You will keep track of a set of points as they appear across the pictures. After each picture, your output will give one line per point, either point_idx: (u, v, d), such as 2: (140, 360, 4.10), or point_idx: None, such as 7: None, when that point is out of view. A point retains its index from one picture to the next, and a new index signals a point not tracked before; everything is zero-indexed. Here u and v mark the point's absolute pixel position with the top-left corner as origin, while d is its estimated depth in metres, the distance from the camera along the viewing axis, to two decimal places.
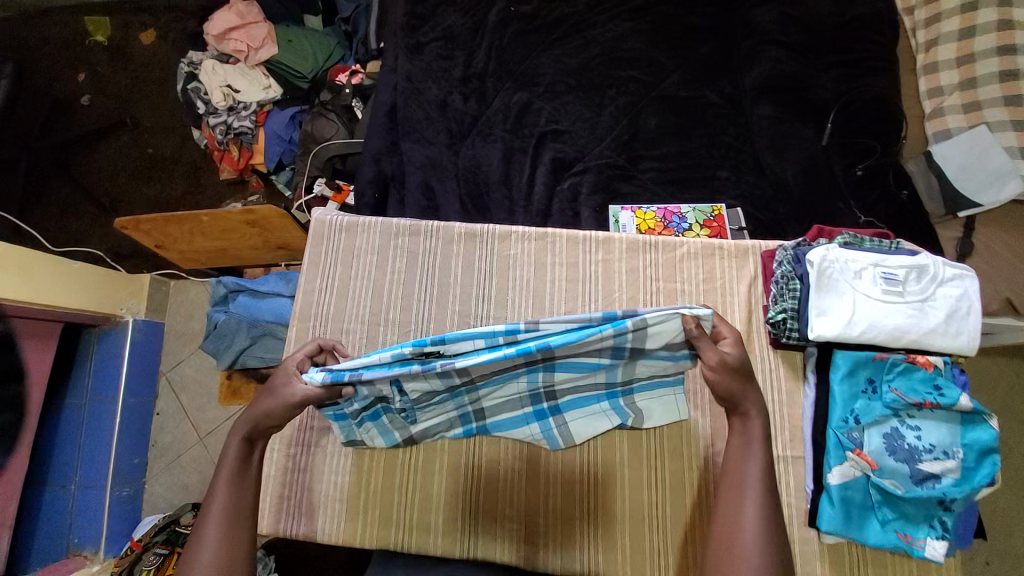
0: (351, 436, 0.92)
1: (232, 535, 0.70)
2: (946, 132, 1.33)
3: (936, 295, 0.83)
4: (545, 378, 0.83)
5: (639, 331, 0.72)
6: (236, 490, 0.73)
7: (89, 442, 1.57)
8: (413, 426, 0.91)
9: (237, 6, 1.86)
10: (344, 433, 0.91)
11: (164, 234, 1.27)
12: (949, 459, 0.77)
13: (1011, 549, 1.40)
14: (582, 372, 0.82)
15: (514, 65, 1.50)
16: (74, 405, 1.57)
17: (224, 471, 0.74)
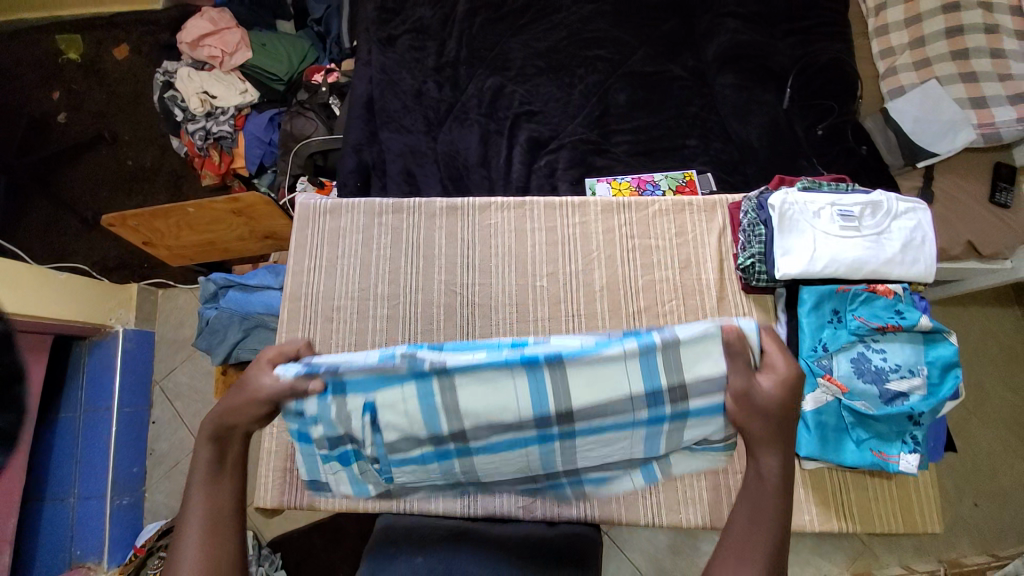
0: (313, 477, 0.69)
1: (216, 547, 0.59)
2: (900, 89, 1.39)
3: (891, 228, 0.89)
4: (562, 443, 0.66)
5: (670, 353, 0.59)
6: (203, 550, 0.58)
7: (86, 453, 1.57)
8: (392, 483, 0.72)
9: (209, 13, 1.89)
10: (306, 469, 0.69)
11: (151, 229, 1.29)
12: (914, 376, 0.82)
13: (994, 485, 1.46)
14: (613, 433, 0.64)
15: (485, 52, 1.54)
16: (69, 417, 1.58)
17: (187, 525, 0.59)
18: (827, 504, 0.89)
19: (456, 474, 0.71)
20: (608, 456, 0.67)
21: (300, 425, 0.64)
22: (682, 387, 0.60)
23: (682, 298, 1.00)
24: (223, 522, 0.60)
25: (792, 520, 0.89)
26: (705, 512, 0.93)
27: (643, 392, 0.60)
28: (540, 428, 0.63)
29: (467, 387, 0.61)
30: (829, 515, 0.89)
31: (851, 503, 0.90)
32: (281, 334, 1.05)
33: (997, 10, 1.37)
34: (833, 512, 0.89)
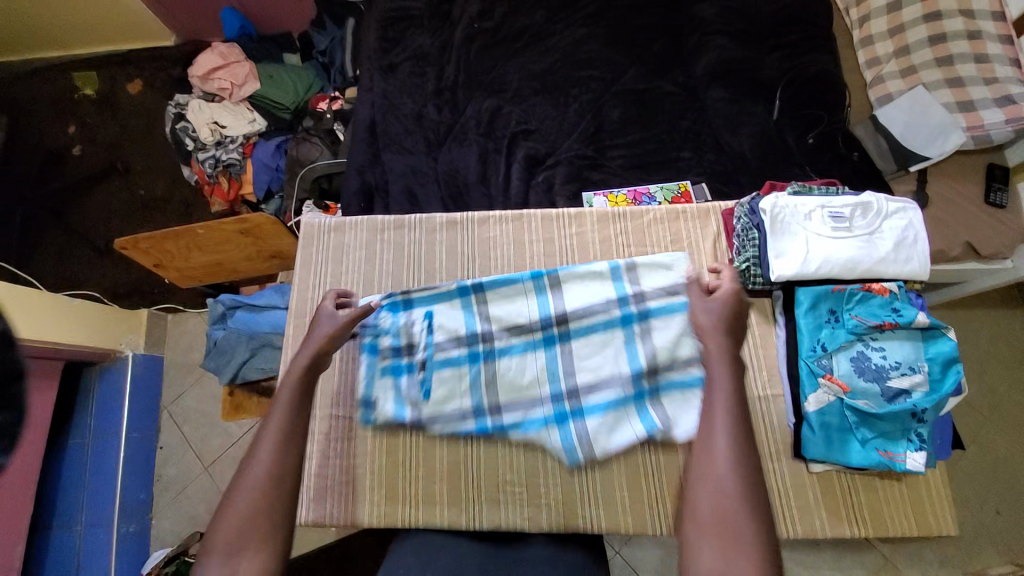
0: (367, 393, 1.00)
1: (281, 454, 0.66)
2: (888, 96, 1.42)
3: (882, 228, 0.90)
4: (562, 348, 1.00)
5: (634, 273, 1.02)
6: (268, 467, 0.65)
7: (94, 482, 1.57)
8: (426, 404, 0.99)
9: (219, 47, 1.99)
10: (363, 386, 1.00)
11: (162, 252, 1.33)
12: (915, 373, 0.82)
13: (1018, 495, 1.42)
14: (599, 337, 0.99)
15: (482, 75, 1.60)
16: (77, 446, 1.58)
17: (259, 447, 0.67)
18: (836, 509, 0.89)
19: (481, 390, 0.98)
20: (602, 373, 0.98)
21: (374, 336, 1.03)
22: (643, 291, 1.01)
23: None
24: (289, 448, 0.67)
25: (801, 526, 0.89)
26: None
27: (615, 294, 1.01)
28: (544, 331, 1.00)
29: (496, 303, 1.02)
30: (838, 520, 0.89)
31: (861, 507, 0.89)
32: (287, 351, 1.07)
33: (978, 17, 1.41)
34: (842, 517, 0.89)
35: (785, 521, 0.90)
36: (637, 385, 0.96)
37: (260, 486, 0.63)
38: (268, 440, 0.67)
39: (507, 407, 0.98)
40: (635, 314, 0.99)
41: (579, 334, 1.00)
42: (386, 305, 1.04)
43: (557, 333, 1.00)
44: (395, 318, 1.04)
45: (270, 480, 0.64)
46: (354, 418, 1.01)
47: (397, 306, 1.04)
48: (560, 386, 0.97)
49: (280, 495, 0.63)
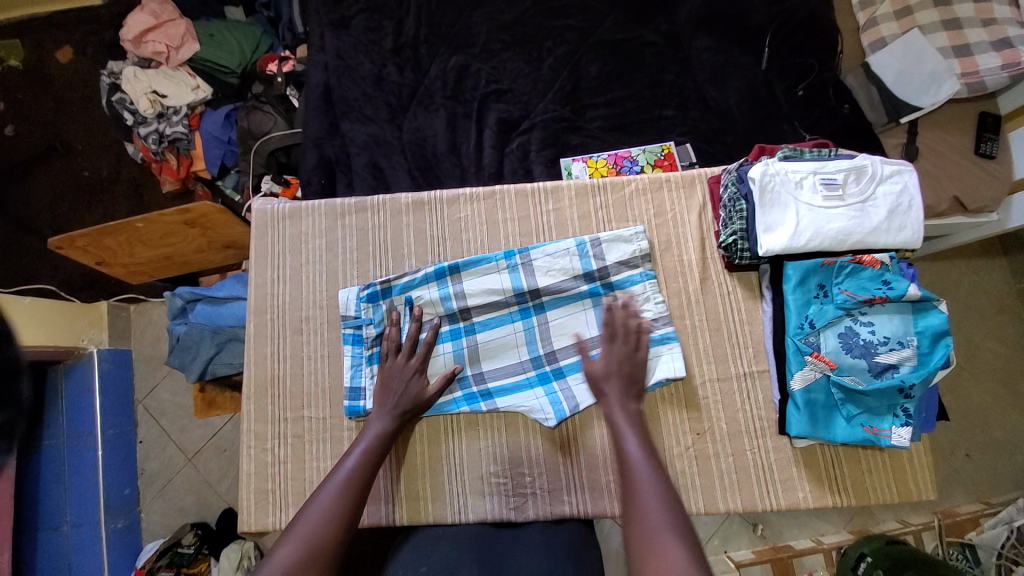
0: (354, 382, 0.95)
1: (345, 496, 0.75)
2: (880, 41, 1.32)
3: (877, 195, 0.85)
4: (539, 321, 0.97)
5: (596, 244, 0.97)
6: (326, 516, 0.72)
7: (73, 479, 1.51)
8: None
9: (149, 5, 1.76)
10: (349, 376, 0.96)
11: (103, 248, 1.23)
12: (904, 348, 0.79)
13: (985, 439, 1.48)
14: (571, 306, 0.97)
15: (446, 28, 1.44)
16: (52, 447, 1.50)
17: (325, 492, 0.75)
18: (819, 480, 0.90)
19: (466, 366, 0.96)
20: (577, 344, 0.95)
21: (356, 326, 0.98)
22: (607, 266, 0.96)
23: (663, 279, 0.97)
24: (352, 501, 0.75)
25: (785, 498, 0.90)
26: (701, 498, 0.90)
27: (581, 266, 0.96)
28: (520, 305, 0.97)
29: (468, 280, 0.97)
30: (822, 490, 0.90)
31: (844, 477, 0.90)
32: (249, 350, 1.00)
33: None
34: (826, 489, 0.90)
35: (768, 493, 0.90)
36: None
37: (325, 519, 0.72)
38: (331, 490, 0.76)
39: (490, 377, 0.96)
40: (600, 286, 0.96)
41: (553, 306, 0.97)
42: (365, 296, 0.98)
43: (532, 306, 0.97)
44: (376, 307, 0.98)
45: (332, 530, 0.71)
46: (328, 417, 0.97)
47: (377, 297, 0.98)
48: (544, 365, 0.95)
49: (335, 546, 0.70)
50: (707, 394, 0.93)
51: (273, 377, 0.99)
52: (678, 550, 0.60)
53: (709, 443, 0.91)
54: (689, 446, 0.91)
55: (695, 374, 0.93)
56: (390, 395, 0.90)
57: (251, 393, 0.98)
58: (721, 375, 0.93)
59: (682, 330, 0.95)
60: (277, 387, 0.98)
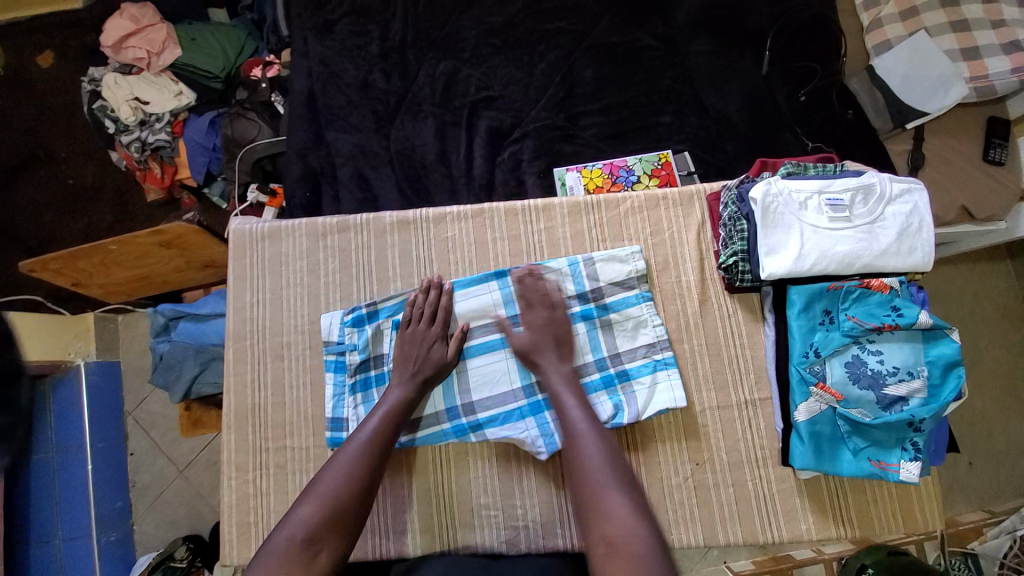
0: (336, 411, 0.92)
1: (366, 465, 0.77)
2: (885, 43, 1.27)
3: (885, 215, 0.81)
4: None
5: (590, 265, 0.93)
6: (346, 479, 0.75)
7: (65, 492, 1.35)
8: None
9: (129, 9, 1.69)
10: (331, 405, 0.92)
11: (76, 270, 1.23)
12: (914, 379, 0.76)
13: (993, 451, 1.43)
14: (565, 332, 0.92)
15: (434, 31, 1.38)
16: (41, 461, 1.33)
17: (345, 455, 0.77)
18: (824, 512, 0.86)
19: (454, 394, 0.91)
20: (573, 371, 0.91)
21: (339, 353, 0.94)
22: (602, 288, 0.92)
23: (662, 302, 0.93)
24: (370, 469, 0.77)
25: (788, 531, 0.86)
26: (701, 532, 0.86)
27: (574, 289, 0.93)
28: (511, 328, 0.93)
29: (461, 300, 0.94)
30: (825, 523, 0.86)
31: (848, 508, 0.87)
32: (228, 378, 0.96)
33: None
34: (830, 520, 0.86)
35: (770, 525, 0.87)
36: (604, 373, 0.90)
37: (341, 485, 0.74)
38: (352, 452, 0.78)
39: (480, 406, 0.91)
40: (595, 309, 0.92)
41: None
42: (349, 321, 0.94)
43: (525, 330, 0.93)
44: (360, 333, 0.94)
45: (346, 494, 0.74)
46: (310, 447, 0.93)
47: (363, 321, 0.94)
48: (538, 394, 0.90)
49: (355, 506, 0.74)
50: (708, 423, 0.88)
51: (253, 407, 0.94)
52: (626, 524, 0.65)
53: (709, 474, 0.87)
54: (688, 477, 0.87)
55: (695, 402, 0.89)
56: (410, 361, 0.89)
57: (231, 423, 0.94)
58: (722, 403, 0.89)
59: (681, 355, 0.91)
60: (257, 417, 0.94)
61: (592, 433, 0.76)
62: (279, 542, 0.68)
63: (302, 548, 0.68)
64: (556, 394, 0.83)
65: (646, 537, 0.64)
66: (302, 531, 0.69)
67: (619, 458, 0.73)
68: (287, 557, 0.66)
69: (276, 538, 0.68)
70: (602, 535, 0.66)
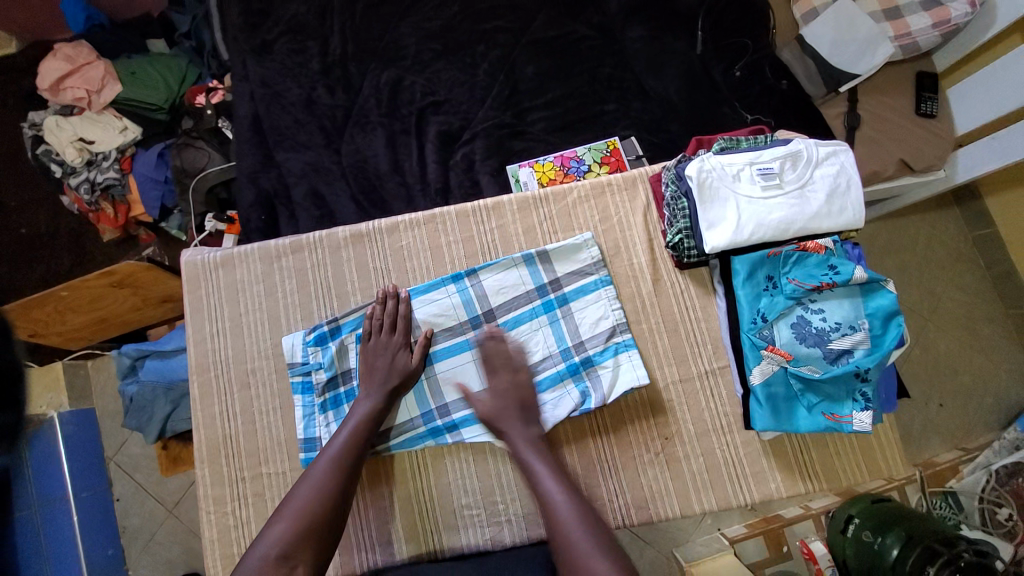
0: (309, 432, 0.92)
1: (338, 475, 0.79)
2: (813, 11, 1.30)
3: (814, 178, 0.84)
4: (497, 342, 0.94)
5: (544, 258, 0.95)
6: (317, 496, 0.77)
7: (54, 546, 1.28)
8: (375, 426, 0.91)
9: (63, 50, 1.64)
10: (302, 426, 0.92)
11: (31, 321, 1.21)
12: (856, 332, 0.79)
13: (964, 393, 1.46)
14: (528, 325, 0.94)
15: (374, 42, 1.38)
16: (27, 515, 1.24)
17: (318, 468, 0.80)
18: (791, 470, 0.90)
19: (427, 400, 0.92)
20: (540, 363, 0.93)
21: (305, 374, 0.94)
22: (560, 279, 0.95)
23: (617, 286, 0.95)
24: (342, 476, 0.79)
25: (758, 491, 0.89)
26: (677, 502, 0.89)
27: (531, 283, 0.95)
28: (475, 329, 0.94)
29: (419, 306, 0.95)
30: (793, 479, 0.90)
31: (813, 462, 0.91)
32: (196, 413, 0.95)
33: None
34: (797, 477, 0.90)
35: (740, 488, 0.90)
36: (571, 361, 0.92)
37: (313, 498, 0.76)
38: (324, 465, 0.80)
39: (453, 408, 0.92)
40: (556, 300, 0.94)
41: (509, 327, 0.94)
42: (312, 340, 0.94)
43: (488, 329, 0.94)
44: (324, 351, 0.94)
45: (322, 504, 0.76)
46: (287, 471, 0.93)
47: (326, 338, 0.95)
48: None
49: (328, 521, 0.76)
50: (673, 397, 0.91)
51: (224, 438, 0.94)
52: None
53: (678, 447, 0.90)
54: (658, 452, 0.90)
55: (657, 377, 0.92)
56: (376, 373, 0.89)
57: (203, 457, 0.94)
58: (683, 376, 0.92)
59: (641, 335, 0.94)
60: (230, 449, 0.94)
61: (567, 503, 0.75)
62: (253, 560, 0.71)
63: (276, 564, 0.70)
64: (528, 467, 0.80)
65: None
66: (277, 548, 0.71)
67: (597, 518, 0.74)
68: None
69: (251, 557, 0.71)
70: None
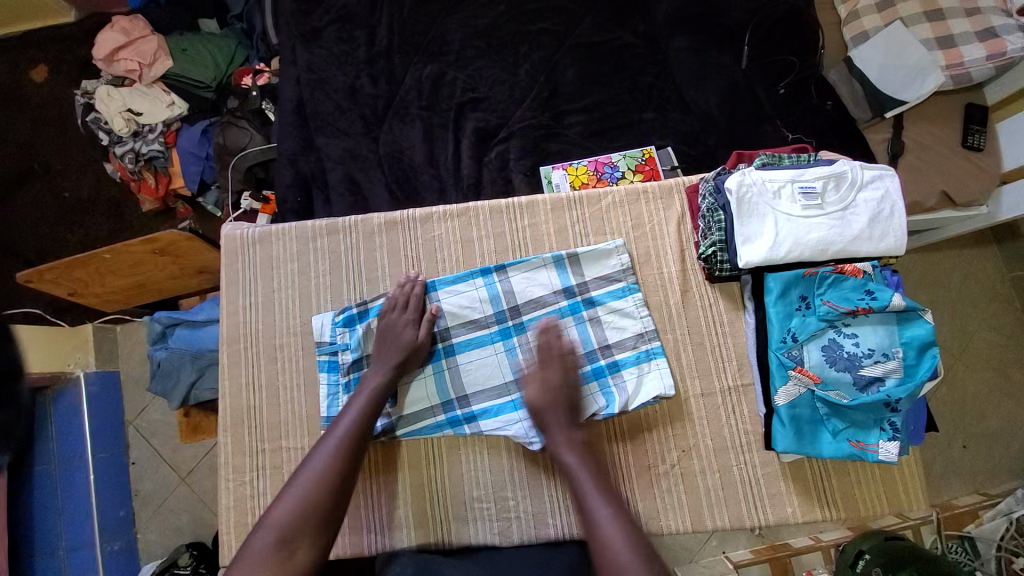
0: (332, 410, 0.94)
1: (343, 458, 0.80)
2: (862, 35, 1.29)
3: (856, 202, 0.84)
4: (520, 339, 0.95)
5: (573, 260, 0.95)
6: (321, 478, 0.77)
7: (69, 503, 1.34)
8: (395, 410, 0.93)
9: (120, 22, 1.70)
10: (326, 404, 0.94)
11: (73, 279, 1.26)
12: (889, 360, 0.78)
13: (992, 436, 1.41)
14: (553, 324, 0.94)
15: (419, 36, 1.41)
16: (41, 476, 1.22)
17: (322, 449, 0.80)
18: (808, 494, 0.89)
19: (448, 390, 0.93)
20: None
21: (332, 353, 0.96)
22: (587, 282, 0.95)
23: (645, 293, 0.95)
24: (348, 457, 0.80)
25: (774, 513, 0.88)
26: (688, 516, 0.88)
27: (559, 283, 0.95)
28: (499, 324, 0.95)
29: (445, 298, 0.96)
30: (810, 504, 0.89)
31: (832, 490, 0.89)
32: (223, 382, 0.98)
33: None
34: (815, 502, 0.88)
35: (756, 508, 0.89)
36: (595, 363, 0.92)
37: (321, 479, 0.77)
38: (333, 444, 0.81)
39: (473, 400, 0.93)
40: (583, 303, 0.95)
41: (535, 325, 0.95)
42: (341, 320, 0.97)
43: (513, 325, 0.95)
44: (352, 333, 0.97)
45: (328, 485, 0.77)
46: (306, 447, 0.95)
47: (355, 321, 0.97)
48: None
49: (331, 504, 0.76)
50: (694, 410, 0.91)
51: (249, 409, 0.97)
52: None
53: (695, 461, 0.89)
54: (674, 464, 0.89)
55: (679, 388, 0.92)
56: (385, 348, 0.91)
57: (227, 425, 0.96)
58: (706, 390, 0.91)
59: (666, 345, 0.93)
60: (254, 420, 0.96)
61: (613, 520, 0.72)
62: (256, 551, 0.70)
63: (276, 549, 0.70)
64: (568, 469, 0.80)
65: None
66: (275, 533, 0.71)
67: (643, 538, 0.70)
68: (264, 559, 0.69)
69: (252, 544, 0.71)
70: None
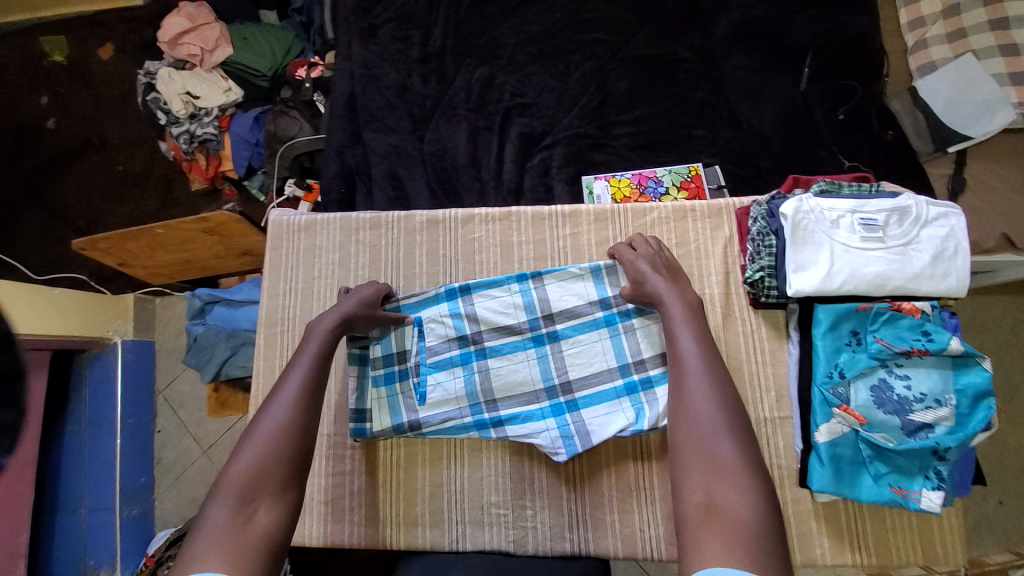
0: (362, 405, 0.94)
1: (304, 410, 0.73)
2: (930, 65, 1.23)
3: (920, 238, 0.80)
4: (553, 347, 0.94)
5: (611, 270, 0.94)
6: (281, 433, 0.70)
7: (93, 464, 1.38)
8: (422, 409, 0.93)
9: (186, 8, 1.78)
10: (357, 398, 0.94)
11: (124, 251, 1.31)
12: (941, 407, 0.74)
13: None
14: (588, 336, 0.93)
15: (472, 39, 1.42)
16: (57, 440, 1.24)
17: (279, 399, 0.73)
18: (839, 537, 0.85)
19: (476, 394, 0.93)
20: (595, 379, 0.92)
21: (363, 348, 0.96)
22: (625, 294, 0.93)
23: None
24: (308, 409, 0.73)
25: (801, 553, 0.85)
26: None
27: (596, 293, 0.94)
28: (533, 332, 0.94)
29: (479, 301, 0.95)
30: (842, 549, 0.85)
31: (866, 536, 0.85)
32: (257, 362, 1.01)
33: None
34: (846, 546, 0.84)
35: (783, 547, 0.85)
36: (629, 377, 0.91)
37: (279, 433, 0.70)
38: (287, 396, 0.74)
39: (502, 405, 0.92)
40: (618, 315, 0.93)
41: (568, 334, 0.94)
42: None
43: (546, 334, 0.94)
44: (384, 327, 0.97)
45: (288, 440, 0.70)
46: (329, 435, 0.96)
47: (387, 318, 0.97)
48: (559, 397, 0.92)
49: (289, 458, 0.69)
50: None
51: None
52: (728, 452, 0.61)
53: None
54: None
55: None
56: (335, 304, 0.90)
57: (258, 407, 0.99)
58: None
59: None
60: None
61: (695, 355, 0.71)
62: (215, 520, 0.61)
63: (236, 511, 0.62)
64: (671, 317, 0.78)
65: (749, 487, 0.58)
66: (236, 494, 0.63)
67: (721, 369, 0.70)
68: (227, 531, 0.60)
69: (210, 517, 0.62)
70: (700, 459, 0.61)
